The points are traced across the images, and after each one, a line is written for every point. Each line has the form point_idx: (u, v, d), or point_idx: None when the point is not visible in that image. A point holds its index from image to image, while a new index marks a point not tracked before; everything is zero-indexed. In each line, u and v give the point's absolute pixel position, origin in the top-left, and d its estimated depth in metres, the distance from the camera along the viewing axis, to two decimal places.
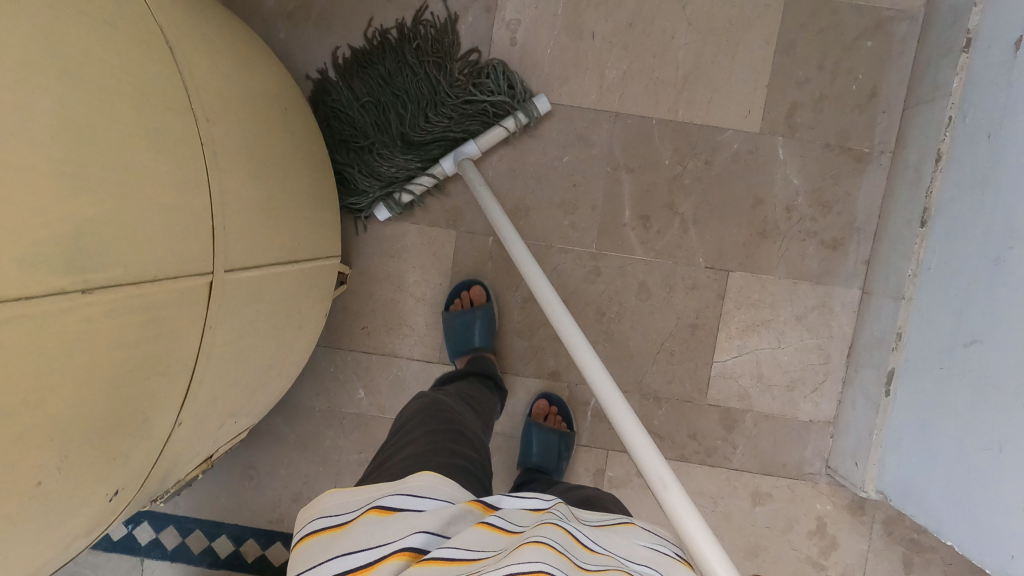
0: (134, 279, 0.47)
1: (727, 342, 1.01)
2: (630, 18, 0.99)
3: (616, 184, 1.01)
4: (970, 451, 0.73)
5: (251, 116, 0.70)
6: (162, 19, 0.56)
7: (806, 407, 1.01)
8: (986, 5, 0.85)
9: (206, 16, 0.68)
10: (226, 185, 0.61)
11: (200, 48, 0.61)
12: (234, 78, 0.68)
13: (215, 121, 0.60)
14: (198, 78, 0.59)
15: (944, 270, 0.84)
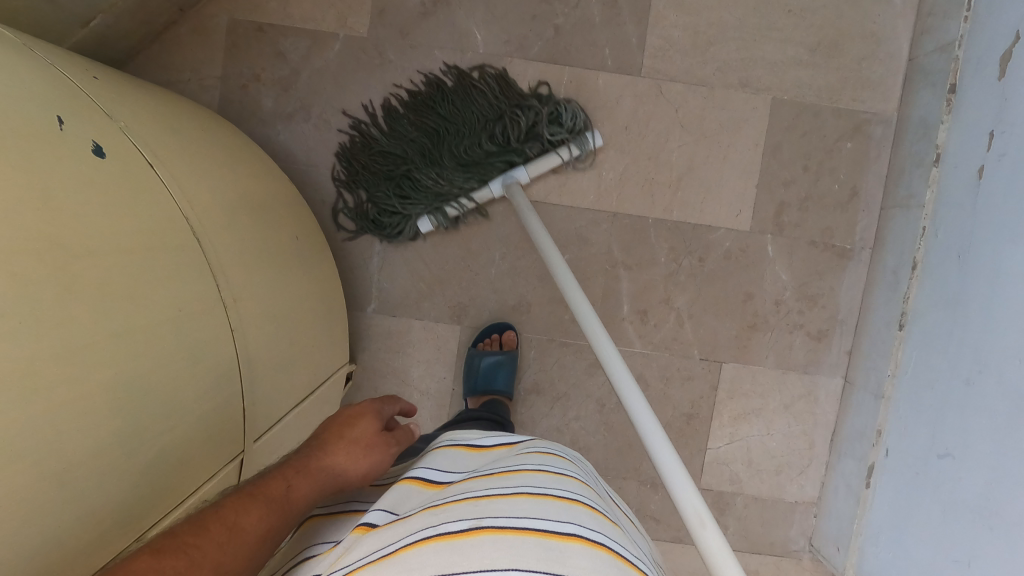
0: (166, 494, 0.49)
1: (720, 430, 1.08)
2: (625, 122, 1.03)
3: (615, 281, 1.04)
4: (940, 559, 0.80)
5: (271, 266, 0.70)
6: (187, 208, 0.56)
7: (792, 489, 1.09)
8: (952, 124, 0.92)
9: (220, 169, 0.68)
10: (256, 358, 0.61)
11: (221, 219, 0.61)
12: (254, 231, 0.68)
13: (243, 296, 0.61)
14: (223, 257, 0.59)
15: (920, 377, 0.91)
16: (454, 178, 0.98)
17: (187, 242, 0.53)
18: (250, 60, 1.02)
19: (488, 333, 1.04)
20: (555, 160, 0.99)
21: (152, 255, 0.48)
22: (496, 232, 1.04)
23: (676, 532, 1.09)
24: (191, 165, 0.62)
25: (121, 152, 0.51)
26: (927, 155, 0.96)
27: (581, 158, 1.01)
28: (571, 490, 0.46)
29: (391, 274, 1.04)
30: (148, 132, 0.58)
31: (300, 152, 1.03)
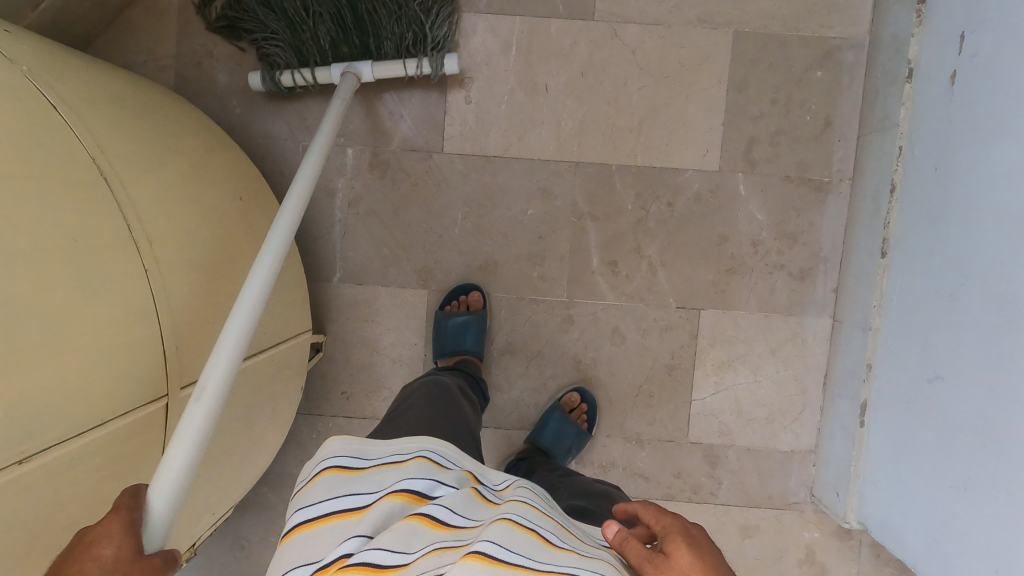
0: (67, 423, 0.49)
1: (704, 380, 1.04)
2: (581, 67, 1.00)
3: (582, 232, 1.02)
4: (942, 491, 0.75)
5: (203, 217, 0.69)
6: (92, 148, 0.57)
7: (787, 439, 1.04)
8: (924, 35, 0.86)
9: (145, 125, 0.69)
10: (178, 303, 0.61)
11: (137, 166, 0.62)
12: (183, 183, 0.69)
13: (159, 239, 0.60)
14: (137, 200, 0.59)
15: (905, 301, 0.86)
16: (309, 28, 0.94)
17: (85, 176, 0.54)
18: (202, 38, 1.03)
19: (454, 296, 1.03)
20: (402, 72, 0.95)
21: (38, 188, 0.49)
22: (457, 191, 1.02)
23: (667, 489, 1.05)
24: (107, 115, 0.63)
25: (13, 90, 0.52)
26: (899, 72, 0.90)
27: (434, 77, 0.98)
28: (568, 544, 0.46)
29: (355, 241, 1.03)
30: (57, 79, 0.59)
31: (257, 126, 1.03)
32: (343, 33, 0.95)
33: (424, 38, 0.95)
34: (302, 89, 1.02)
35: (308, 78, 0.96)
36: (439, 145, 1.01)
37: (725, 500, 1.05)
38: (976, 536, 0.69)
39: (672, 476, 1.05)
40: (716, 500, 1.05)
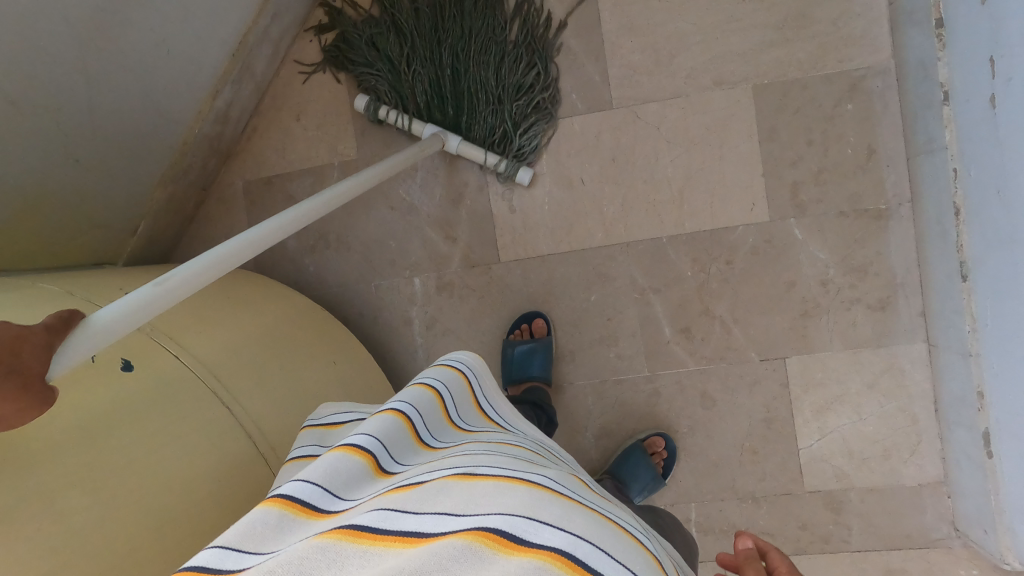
0: None
1: (806, 427, 1.03)
2: (611, 155, 1.04)
3: (648, 308, 1.04)
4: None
5: (306, 396, 0.78)
6: (210, 378, 0.67)
7: (909, 470, 1.01)
8: (951, 58, 0.87)
9: (245, 328, 0.80)
10: None
11: (248, 376, 0.72)
12: (287, 372, 0.79)
13: (278, 436, 0.69)
14: (255, 409, 0.69)
15: (1002, 326, 0.83)
16: (418, 74, 1.05)
17: (209, 408, 0.64)
18: (268, 211, 1.15)
19: (517, 324, 1.07)
20: (480, 158, 1.04)
21: (177, 439, 0.58)
22: (522, 295, 1.07)
23: (797, 543, 1.03)
24: (217, 338, 0.74)
25: (146, 353, 0.63)
26: (933, 96, 0.90)
27: (502, 179, 1.06)
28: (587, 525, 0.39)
29: (439, 361, 1.10)
30: (170, 323, 0.70)
31: (331, 278, 1.12)
32: (452, 102, 1.06)
33: (513, 141, 1.04)
34: (361, 236, 1.11)
35: (401, 122, 1.07)
36: (495, 257, 1.07)
37: (861, 545, 1.02)
38: None
39: (797, 529, 1.04)
40: (851, 546, 1.02)
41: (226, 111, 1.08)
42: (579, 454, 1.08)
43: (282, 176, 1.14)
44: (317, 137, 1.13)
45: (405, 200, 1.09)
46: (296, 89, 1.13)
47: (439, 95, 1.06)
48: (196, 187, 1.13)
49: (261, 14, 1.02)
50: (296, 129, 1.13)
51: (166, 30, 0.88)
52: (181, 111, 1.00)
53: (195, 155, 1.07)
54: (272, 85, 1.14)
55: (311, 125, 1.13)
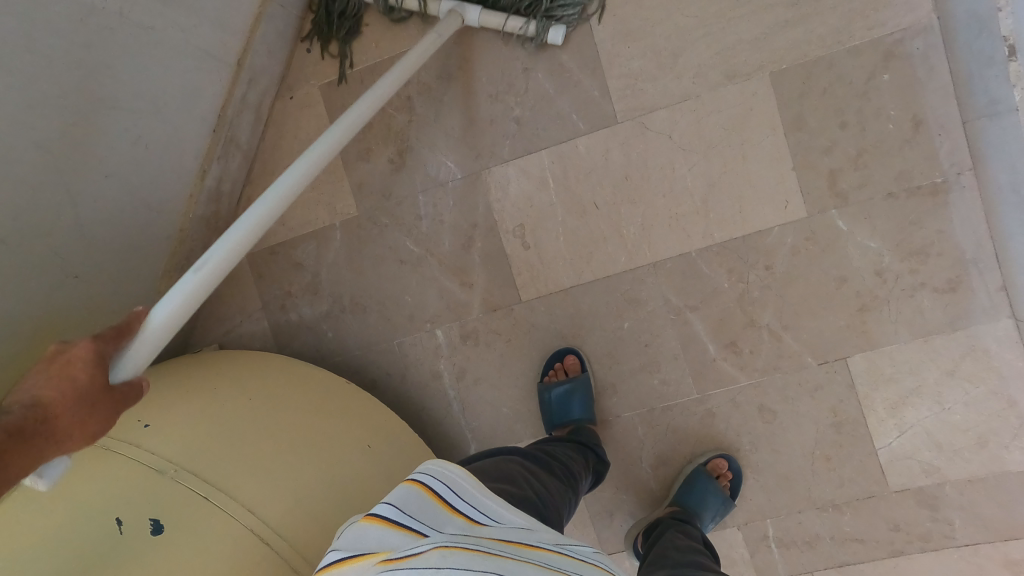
0: None
1: (882, 425, 0.93)
2: (623, 172, 0.95)
3: (688, 327, 0.96)
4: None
5: (345, 500, 0.75)
6: (240, 514, 0.66)
7: (1013, 455, 0.90)
8: (1015, 7, 0.79)
9: (269, 431, 0.77)
10: None
11: (272, 493, 0.70)
12: (318, 474, 0.75)
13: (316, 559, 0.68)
14: (284, 531, 0.68)
15: None
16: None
17: (240, 553, 0.63)
18: (277, 280, 1.11)
19: (550, 363, 1.00)
20: (501, 22, 0.94)
21: None
22: (550, 332, 1.01)
23: (891, 546, 0.95)
24: (238, 455, 0.72)
25: (173, 510, 0.64)
26: (994, 53, 0.81)
27: (538, 40, 0.95)
28: None
29: (474, 409, 1.04)
30: (186, 452, 0.70)
31: (351, 341, 1.08)
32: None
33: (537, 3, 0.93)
34: (375, 294, 1.06)
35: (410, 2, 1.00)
36: (516, 296, 1.01)
37: (968, 540, 0.92)
38: None
39: (890, 531, 0.95)
40: (957, 542, 0.93)
41: (218, 188, 1.05)
42: (636, 486, 1.01)
43: (284, 243, 1.10)
44: (313, 197, 1.08)
45: (413, 250, 1.04)
46: (285, 151, 1.09)
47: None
48: None
49: (236, 84, 0.99)
50: None
51: (143, 123, 0.84)
52: (172, 199, 0.97)
53: (195, 239, 1.04)
54: (260, 152, 1.10)
55: (305, 186, 1.09)
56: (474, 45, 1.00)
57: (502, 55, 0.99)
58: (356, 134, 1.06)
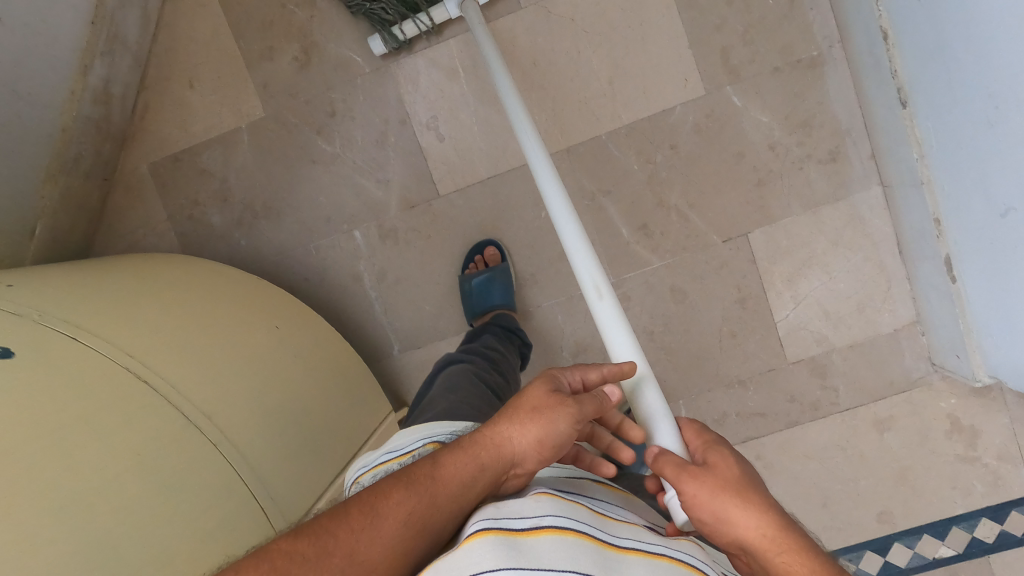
0: None
1: (780, 299, 0.99)
2: (531, 58, 0.97)
3: (601, 212, 0.99)
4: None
5: (250, 363, 0.76)
6: (122, 359, 0.62)
7: (884, 319, 0.99)
8: None
9: (152, 300, 0.75)
10: (251, 458, 0.66)
11: (166, 350, 0.67)
12: (210, 338, 0.74)
13: (214, 409, 0.66)
14: (179, 383, 0.65)
15: (945, 144, 0.80)
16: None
17: (126, 394, 0.59)
18: (183, 190, 1.05)
19: (471, 257, 1.01)
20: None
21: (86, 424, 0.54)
22: (469, 226, 1.01)
23: (788, 417, 1.02)
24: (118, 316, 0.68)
25: (38, 347, 0.57)
26: None
27: None
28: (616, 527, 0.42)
29: (397, 311, 1.04)
30: (54, 305, 0.64)
31: (266, 248, 1.05)
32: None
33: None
34: (288, 198, 1.03)
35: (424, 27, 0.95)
36: (433, 192, 1.00)
37: (849, 403, 1.02)
38: None
39: (787, 402, 1.02)
40: (841, 407, 1.02)
41: (104, 88, 0.97)
42: None
43: (189, 149, 1.05)
44: (216, 99, 1.03)
45: (326, 149, 1.02)
46: (182, 52, 1.03)
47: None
48: (96, 177, 1.02)
49: None
50: (192, 97, 1.04)
51: None
52: (48, 93, 0.88)
53: (82, 142, 0.96)
54: (153, 56, 1.04)
55: (206, 89, 1.03)
56: None
57: None
58: (256, 32, 1.01)
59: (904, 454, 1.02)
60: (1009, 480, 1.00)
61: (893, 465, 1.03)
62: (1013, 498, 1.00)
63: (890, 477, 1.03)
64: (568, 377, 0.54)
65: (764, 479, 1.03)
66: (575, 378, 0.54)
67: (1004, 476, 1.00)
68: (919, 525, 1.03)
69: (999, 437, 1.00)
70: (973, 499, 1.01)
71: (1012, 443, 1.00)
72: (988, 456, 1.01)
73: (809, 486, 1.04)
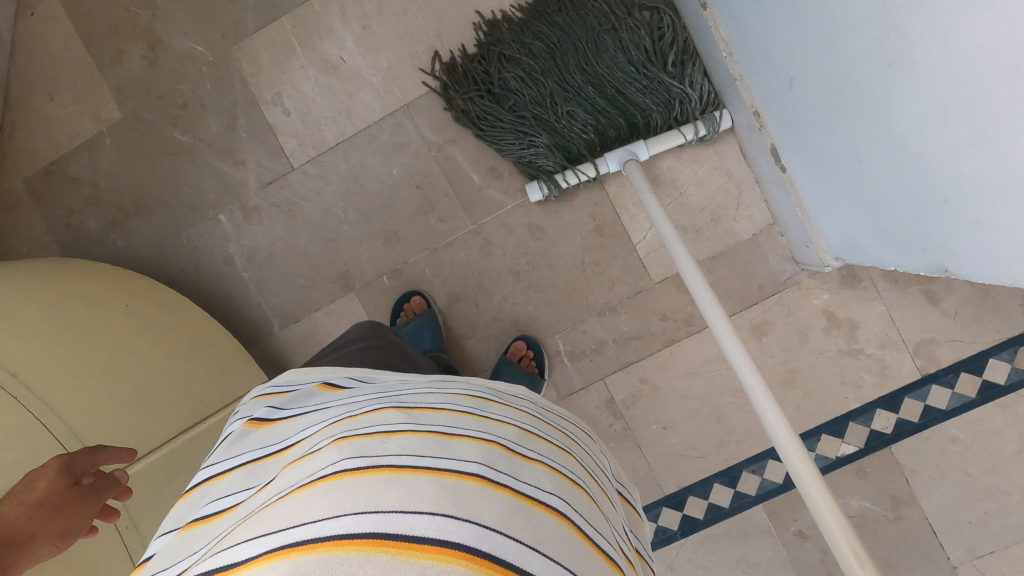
0: None
1: (636, 221, 1.01)
2: (361, 23, 1.01)
3: (450, 161, 1.02)
4: (890, 210, 0.68)
5: (85, 336, 0.78)
6: None
7: (742, 225, 1.00)
8: None
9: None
10: (62, 411, 0.71)
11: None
12: (49, 302, 0.78)
13: (28, 370, 0.71)
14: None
15: (741, 31, 0.82)
16: None
17: None
18: (57, 199, 1.08)
19: (399, 308, 1.04)
20: (680, 140, 0.95)
21: None
22: (329, 193, 1.04)
23: (666, 336, 1.02)
24: None
25: None
26: None
27: None
28: (537, 455, 0.40)
29: (271, 288, 1.06)
30: None
31: (141, 244, 1.08)
32: (592, 110, 0.95)
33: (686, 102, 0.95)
34: (156, 193, 1.07)
35: (586, 177, 0.96)
36: (288, 165, 1.04)
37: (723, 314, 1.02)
38: (894, 200, 0.66)
39: (661, 322, 1.02)
40: None
41: None
42: None
43: (58, 161, 1.08)
44: (76, 108, 1.07)
45: (183, 140, 1.05)
46: (38, 68, 1.07)
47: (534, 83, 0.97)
48: None
49: None
50: (52, 108, 1.07)
51: None
52: None
53: None
54: (12, 77, 1.07)
55: (66, 99, 1.07)
56: None
57: None
58: (104, 37, 1.05)
59: (789, 358, 1.01)
60: (896, 367, 0.99)
61: (779, 368, 1.01)
62: (903, 385, 0.98)
63: (777, 382, 1.01)
64: (82, 464, 0.56)
65: (653, 403, 1.02)
66: (88, 464, 0.56)
67: (890, 364, 0.99)
68: (817, 426, 1.01)
69: (877, 326, 0.99)
70: (864, 392, 0.99)
71: (890, 331, 0.99)
72: (871, 346, 0.99)
73: (702, 407, 1.02)
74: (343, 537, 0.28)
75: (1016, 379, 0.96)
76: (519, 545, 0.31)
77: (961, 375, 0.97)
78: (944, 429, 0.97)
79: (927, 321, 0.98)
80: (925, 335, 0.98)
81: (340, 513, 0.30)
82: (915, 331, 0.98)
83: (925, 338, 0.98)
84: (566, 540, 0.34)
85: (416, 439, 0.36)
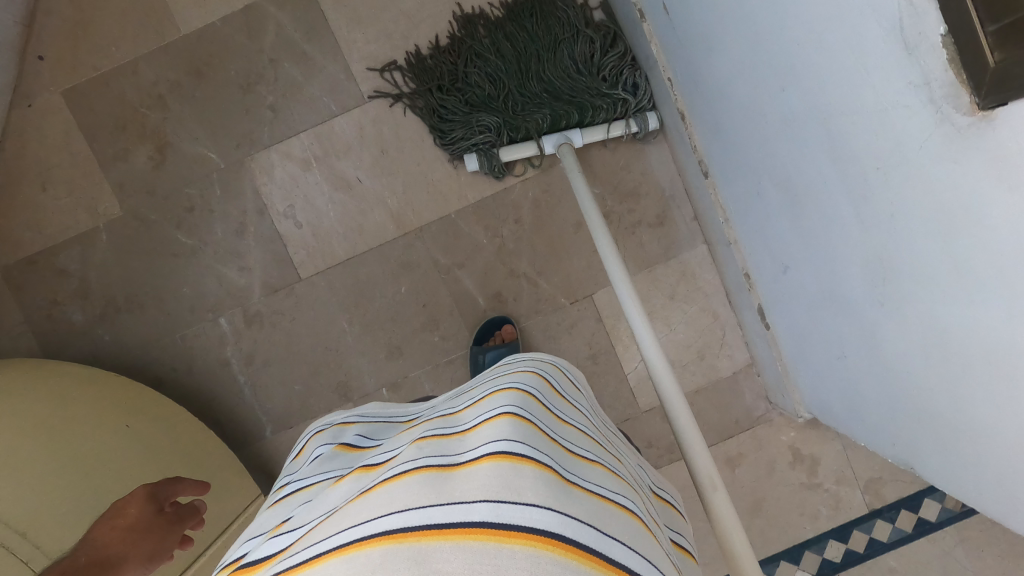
0: None
1: (629, 351, 1.07)
2: (379, 146, 1.05)
3: (458, 283, 1.06)
4: (856, 389, 0.77)
5: (81, 473, 0.77)
6: None
7: (724, 363, 1.08)
8: None
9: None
10: None
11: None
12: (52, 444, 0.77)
13: (25, 530, 0.69)
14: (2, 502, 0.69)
15: (740, 209, 0.90)
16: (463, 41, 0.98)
17: None
18: (41, 290, 1.06)
19: (489, 331, 1.05)
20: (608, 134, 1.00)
21: None
22: (333, 305, 1.06)
23: (648, 461, 1.08)
24: None
25: None
26: (634, 15, 0.95)
27: None
28: (594, 451, 0.44)
29: (266, 393, 1.06)
30: None
31: (129, 342, 1.06)
32: (547, 103, 0.98)
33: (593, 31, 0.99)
34: (151, 291, 1.06)
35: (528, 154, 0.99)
36: (295, 276, 1.05)
37: None
38: (867, 391, 0.74)
39: (646, 448, 1.08)
40: None
41: None
42: None
43: (46, 251, 1.06)
44: (70, 202, 1.05)
45: (186, 242, 1.05)
46: (32, 159, 1.05)
47: (494, 81, 0.99)
48: None
49: None
50: (40, 201, 1.05)
51: None
52: None
53: None
54: (5, 164, 1.05)
55: (59, 192, 1.05)
56: (221, 42, 1.04)
57: (249, 50, 1.04)
58: (109, 132, 1.05)
59: (757, 487, 1.09)
60: (848, 502, 1.08)
61: (747, 496, 1.09)
62: (852, 518, 1.08)
63: (745, 509, 1.09)
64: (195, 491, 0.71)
65: None
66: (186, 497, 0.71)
67: (842, 500, 1.08)
68: (776, 553, 1.08)
69: (835, 463, 1.08)
70: (820, 523, 1.08)
71: (846, 468, 1.08)
72: (828, 482, 1.08)
73: None
74: (428, 527, 0.32)
75: (944, 517, 1.06)
76: (560, 516, 0.33)
77: (901, 512, 1.07)
78: (882, 560, 1.07)
79: (877, 461, 1.08)
80: (874, 474, 1.08)
81: (418, 503, 0.34)
82: (866, 470, 1.08)
83: (874, 477, 1.08)
84: (604, 514, 0.36)
85: (484, 430, 0.41)
